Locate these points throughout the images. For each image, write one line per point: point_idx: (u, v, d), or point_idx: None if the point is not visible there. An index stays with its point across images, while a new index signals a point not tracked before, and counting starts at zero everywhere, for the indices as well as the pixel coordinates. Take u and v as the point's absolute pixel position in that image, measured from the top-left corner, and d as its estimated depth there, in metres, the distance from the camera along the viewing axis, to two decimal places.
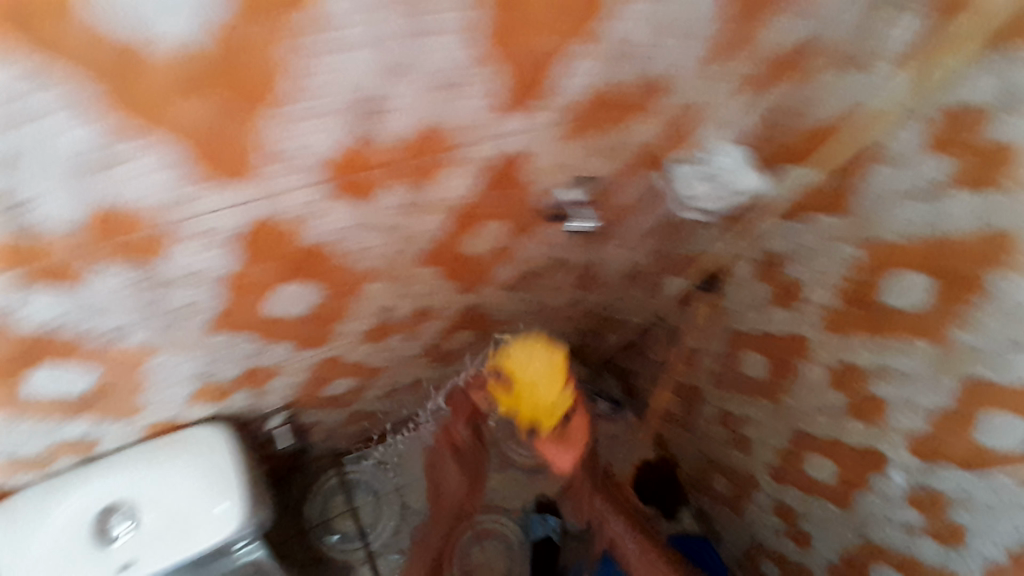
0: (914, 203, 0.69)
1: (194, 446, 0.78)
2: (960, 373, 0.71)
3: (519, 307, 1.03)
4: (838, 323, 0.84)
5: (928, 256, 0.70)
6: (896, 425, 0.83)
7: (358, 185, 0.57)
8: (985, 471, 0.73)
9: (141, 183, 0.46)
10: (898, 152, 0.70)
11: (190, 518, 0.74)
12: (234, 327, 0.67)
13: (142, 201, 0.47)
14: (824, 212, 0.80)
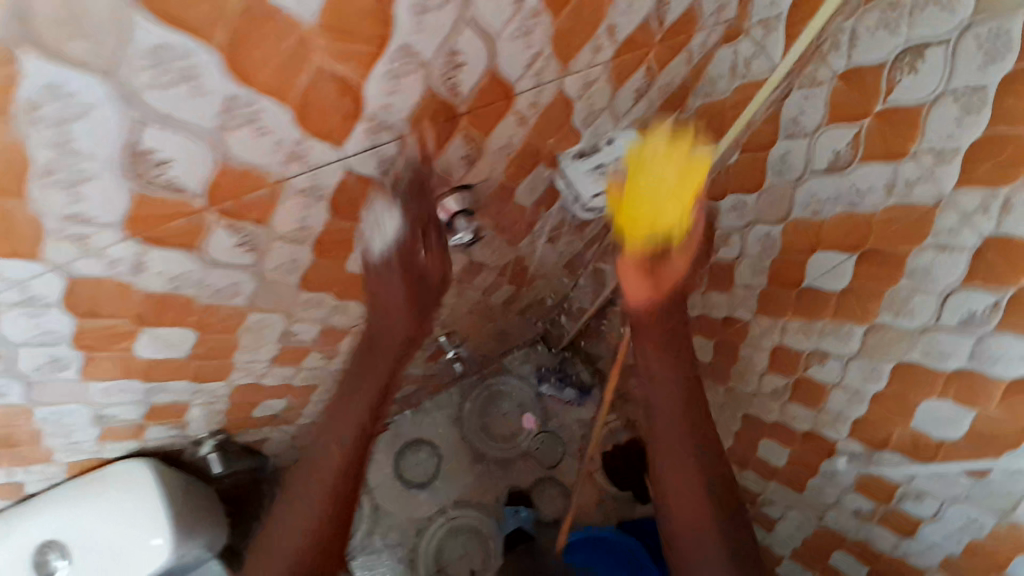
0: (829, 176, 0.65)
1: (121, 478, 0.74)
2: (894, 356, 0.68)
3: (462, 317, 0.99)
4: (771, 305, 0.82)
5: (848, 235, 0.66)
6: (837, 410, 0.80)
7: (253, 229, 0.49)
8: (927, 460, 0.71)
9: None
10: (805, 126, 0.65)
11: (121, 551, 0.74)
12: (133, 392, 0.64)
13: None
14: (749, 194, 0.76)
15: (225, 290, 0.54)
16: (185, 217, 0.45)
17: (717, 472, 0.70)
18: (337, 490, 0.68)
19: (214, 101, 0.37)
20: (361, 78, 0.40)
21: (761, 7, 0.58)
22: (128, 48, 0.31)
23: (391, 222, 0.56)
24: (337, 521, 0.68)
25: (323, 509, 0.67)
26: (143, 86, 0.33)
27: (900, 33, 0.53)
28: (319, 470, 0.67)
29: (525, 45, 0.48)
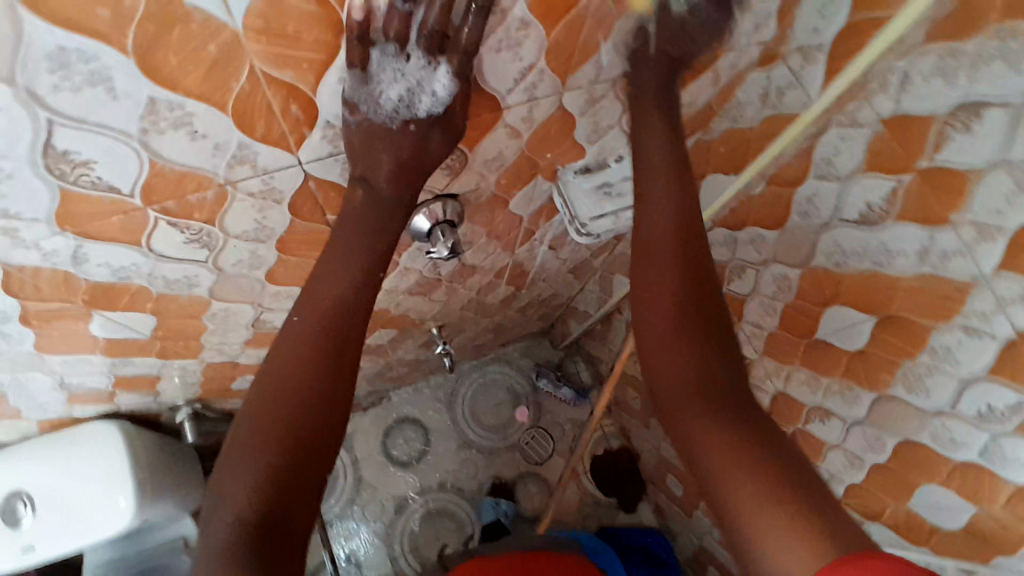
0: (856, 229, 0.58)
1: (95, 436, 0.75)
2: (901, 433, 0.62)
3: (456, 312, 0.96)
4: (775, 349, 0.76)
5: (867, 295, 0.59)
6: (832, 470, 0.74)
7: (208, 228, 0.46)
8: (918, 543, 0.66)
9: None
10: (838, 169, 0.57)
11: (88, 508, 0.74)
12: (102, 365, 0.63)
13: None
14: (767, 228, 0.70)
15: (181, 281, 0.52)
16: (116, 220, 0.41)
17: (732, 403, 0.47)
18: (299, 405, 0.45)
19: (126, 103, 0.33)
20: (309, 83, 0.36)
21: (802, 32, 0.53)
22: (22, 51, 0.27)
23: (439, 90, 0.42)
24: (296, 451, 0.44)
25: (276, 427, 0.44)
26: (48, 89, 0.30)
27: (957, 85, 0.44)
28: (266, 386, 0.46)
29: (512, 57, 0.42)
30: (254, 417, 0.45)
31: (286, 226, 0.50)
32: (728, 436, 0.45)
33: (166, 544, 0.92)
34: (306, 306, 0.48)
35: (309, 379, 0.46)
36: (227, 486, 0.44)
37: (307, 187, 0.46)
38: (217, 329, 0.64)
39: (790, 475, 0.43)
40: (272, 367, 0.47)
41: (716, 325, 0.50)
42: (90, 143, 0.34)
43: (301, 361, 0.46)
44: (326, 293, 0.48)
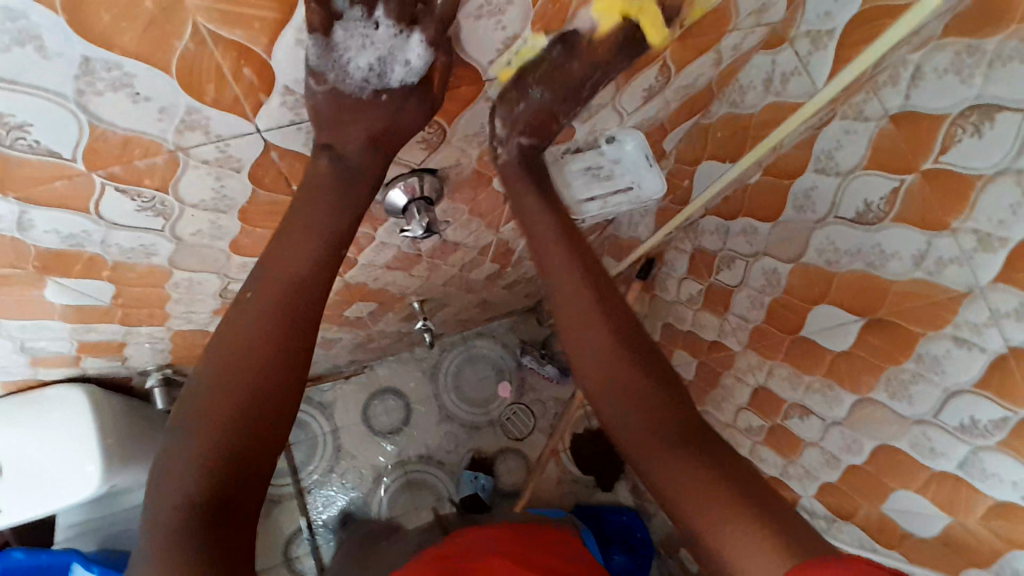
0: (853, 228, 0.56)
1: (63, 402, 0.73)
2: (879, 437, 0.61)
3: (438, 288, 0.93)
4: (760, 343, 0.74)
5: (859, 296, 0.57)
6: (807, 466, 0.74)
7: (163, 196, 0.43)
8: (888, 546, 0.65)
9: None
10: (839, 164, 0.55)
11: (54, 472, 0.73)
12: (60, 330, 0.61)
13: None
14: (761, 220, 0.67)
15: (138, 249, 0.49)
16: (60, 185, 0.38)
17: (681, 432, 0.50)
18: (246, 399, 0.43)
19: (59, 61, 0.29)
20: (263, 45, 0.33)
21: (813, 16, 0.51)
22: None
23: (414, 58, 0.39)
24: (246, 442, 0.43)
25: (219, 423, 0.42)
26: None
27: (972, 84, 0.42)
28: (211, 379, 0.44)
29: (496, 27, 0.38)
30: (200, 411, 0.43)
31: (249, 196, 0.47)
32: (682, 467, 0.47)
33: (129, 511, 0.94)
34: (256, 296, 0.45)
35: (263, 368, 0.44)
36: (164, 480, 0.42)
37: (271, 156, 0.43)
38: (182, 299, 0.61)
39: (743, 495, 0.45)
40: (214, 354, 0.44)
41: (651, 361, 0.54)
42: (22, 104, 0.31)
43: (251, 352, 0.44)
44: (280, 275, 0.45)
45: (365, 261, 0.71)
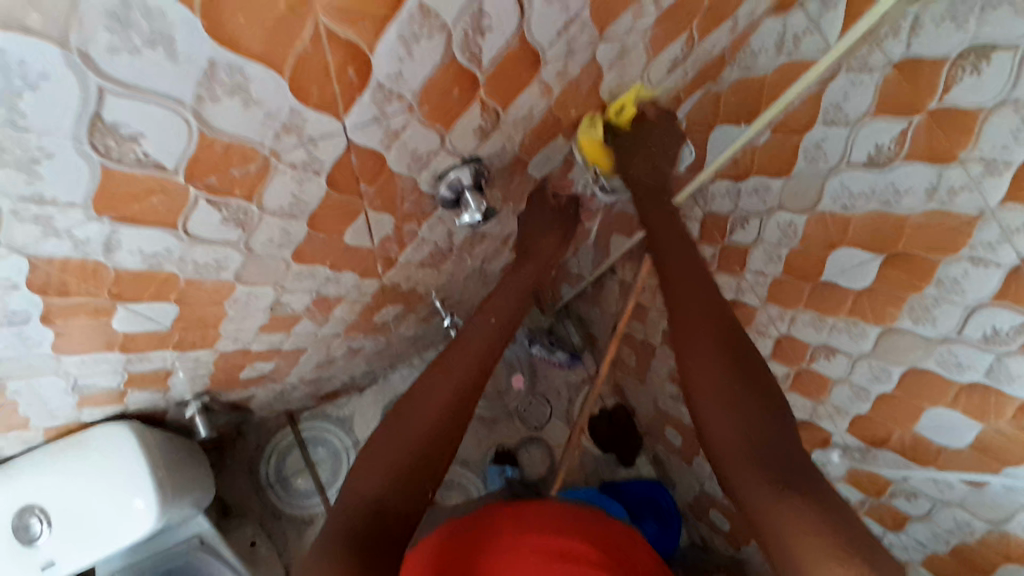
0: (865, 170, 0.60)
1: (105, 439, 0.72)
2: (906, 361, 0.66)
3: (460, 284, 0.96)
4: (781, 294, 0.79)
5: (879, 236, 0.61)
6: (837, 404, 0.79)
7: (246, 203, 0.44)
8: (925, 464, 0.71)
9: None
10: (847, 114, 0.60)
11: (104, 518, 0.73)
12: (109, 367, 0.60)
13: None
14: (770, 175, 0.72)
15: (210, 265, 0.49)
16: (155, 203, 0.38)
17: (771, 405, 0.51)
18: (436, 427, 0.58)
19: (184, 66, 0.30)
20: (369, 43, 0.34)
21: None
22: (79, 8, 0.24)
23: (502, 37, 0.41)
24: (421, 477, 0.55)
25: (413, 439, 0.57)
26: (103, 53, 0.27)
27: (965, 29, 0.48)
28: (406, 412, 0.59)
29: (562, 8, 0.41)
30: (403, 439, 0.56)
31: (319, 198, 0.48)
32: (774, 448, 0.48)
33: (182, 544, 0.95)
34: (452, 357, 0.64)
35: (451, 407, 0.60)
36: (355, 481, 0.53)
37: (348, 155, 0.45)
38: (238, 315, 0.62)
39: (819, 493, 0.45)
40: (414, 392, 0.61)
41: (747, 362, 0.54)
42: (142, 114, 0.31)
43: (449, 392, 0.60)
44: (476, 347, 0.65)
45: (404, 260, 0.72)
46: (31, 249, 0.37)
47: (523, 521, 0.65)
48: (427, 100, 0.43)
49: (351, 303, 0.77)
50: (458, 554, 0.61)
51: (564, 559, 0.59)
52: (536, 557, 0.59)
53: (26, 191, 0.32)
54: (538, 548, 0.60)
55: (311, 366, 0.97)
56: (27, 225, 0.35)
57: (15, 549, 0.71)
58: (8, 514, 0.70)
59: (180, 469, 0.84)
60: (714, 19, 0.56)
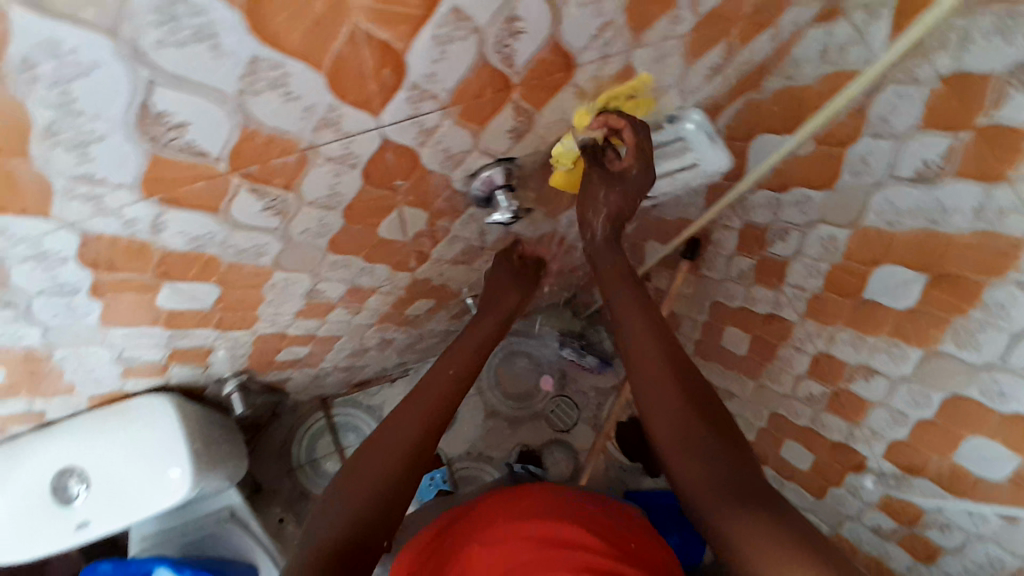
0: (911, 186, 0.58)
1: (150, 408, 0.78)
2: (949, 388, 0.62)
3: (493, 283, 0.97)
4: (819, 311, 0.77)
5: (920, 253, 0.59)
6: (874, 428, 0.76)
7: (285, 191, 0.46)
8: (961, 495, 0.67)
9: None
10: (893, 127, 0.57)
11: (140, 483, 0.77)
12: (153, 341, 0.63)
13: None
14: (812, 187, 0.70)
15: (251, 250, 0.52)
16: (197, 188, 0.41)
17: (729, 439, 0.53)
18: (381, 494, 0.58)
19: (227, 60, 0.32)
20: (404, 44, 0.36)
21: None
22: (131, 4, 0.26)
23: (536, 40, 0.42)
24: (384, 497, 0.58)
25: (380, 480, 0.58)
26: (153, 45, 0.29)
27: (1014, 45, 0.45)
28: (354, 474, 0.59)
29: (596, 11, 0.42)
30: (370, 460, 0.60)
31: (354, 189, 0.50)
32: (725, 474, 0.50)
33: (212, 516, 1.00)
34: (406, 411, 0.64)
35: (397, 471, 0.60)
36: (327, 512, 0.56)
37: (383, 150, 0.46)
38: (275, 299, 0.65)
39: (776, 513, 0.46)
40: (382, 431, 0.63)
41: (704, 399, 0.57)
42: (187, 104, 0.33)
43: (396, 452, 0.60)
44: (433, 385, 0.67)
45: (436, 257, 0.74)
46: (82, 226, 0.40)
47: (529, 510, 0.69)
48: (460, 99, 0.44)
49: (383, 295, 0.79)
50: (455, 550, 0.66)
51: (558, 547, 0.63)
52: (534, 544, 0.63)
53: (80, 172, 0.35)
54: (536, 537, 0.64)
55: (345, 354, 1.00)
56: (80, 204, 0.38)
57: (51, 508, 0.75)
58: (47, 474, 0.75)
59: (216, 443, 0.89)
60: (756, 24, 0.55)
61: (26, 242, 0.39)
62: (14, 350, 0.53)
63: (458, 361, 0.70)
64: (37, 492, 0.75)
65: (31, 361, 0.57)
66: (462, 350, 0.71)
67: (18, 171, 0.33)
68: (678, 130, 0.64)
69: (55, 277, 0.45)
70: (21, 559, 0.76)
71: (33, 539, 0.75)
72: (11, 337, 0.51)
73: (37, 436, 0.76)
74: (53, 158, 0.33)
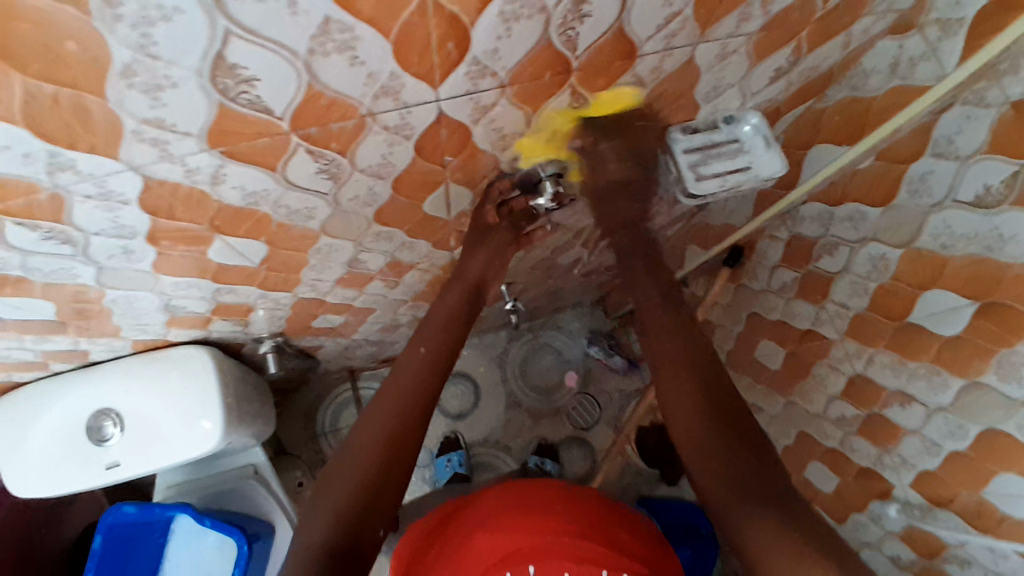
0: (970, 211, 0.55)
1: (186, 360, 0.81)
2: (986, 420, 0.60)
3: (529, 272, 0.97)
4: (860, 331, 0.74)
5: (973, 279, 0.57)
6: (905, 455, 0.72)
7: (338, 156, 0.47)
8: (984, 531, 0.64)
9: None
10: (958, 148, 0.55)
11: (173, 430, 0.81)
12: (198, 293, 0.66)
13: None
14: (867, 203, 0.68)
15: (301, 212, 0.54)
16: (254, 144, 0.42)
17: (742, 438, 0.53)
18: (371, 476, 0.58)
19: (301, 18, 0.33)
20: (471, 18, 0.36)
21: (942, 4, 0.52)
22: None
23: (600, 26, 0.42)
24: (378, 481, 0.59)
25: (368, 464, 0.59)
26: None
27: None
28: (344, 461, 0.60)
29: (665, 0, 0.41)
30: (359, 446, 0.60)
31: (404, 162, 0.51)
32: (744, 482, 0.50)
33: (237, 470, 1.03)
34: (385, 396, 0.63)
35: (383, 452, 0.60)
36: (319, 500, 0.57)
37: (437, 124, 0.47)
38: (318, 264, 0.67)
39: (788, 523, 0.46)
40: (368, 415, 0.62)
41: (722, 398, 0.56)
42: (258, 59, 0.34)
43: (384, 433, 0.60)
44: (410, 362, 0.66)
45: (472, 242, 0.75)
46: (146, 171, 0.42)
47: (534, 499, 0.69)
48: (517, 80, 0.44)
49: (421, 272, 0.81)
50: (458, 539, 0.67)
51: (560, 536, 0.63)
52: (536, 534, 0.64)
53: (148, 117, 0.36)
54: (540, 525, 0.65)
55: (376, 328, 1.02)
56: (147, 148, 0.39)
57: (88, 444, 0.79)
58: (85, 411, 0.79)
59: (247, 401, 0.92)
60: (827, 27, 0.53)
61: (93, 183, 0.41)
62: (69, 286, 0.56)
63: (438, 335, 0.68)
64: (76, 427, 0.79)
65: (84, 300, 0.60)
66: (444, 326, 0.69)
67: (93, 111, 0.35)
68: (735, 130, 0.63)
69: (117, 221, 0.47)
70: (55, 492, 0.80)
71: (64, 473, 0.79)
72: (68, 274, 0.54)
73: (75, 377, 0.79)
74: (124, 101, 0.34)
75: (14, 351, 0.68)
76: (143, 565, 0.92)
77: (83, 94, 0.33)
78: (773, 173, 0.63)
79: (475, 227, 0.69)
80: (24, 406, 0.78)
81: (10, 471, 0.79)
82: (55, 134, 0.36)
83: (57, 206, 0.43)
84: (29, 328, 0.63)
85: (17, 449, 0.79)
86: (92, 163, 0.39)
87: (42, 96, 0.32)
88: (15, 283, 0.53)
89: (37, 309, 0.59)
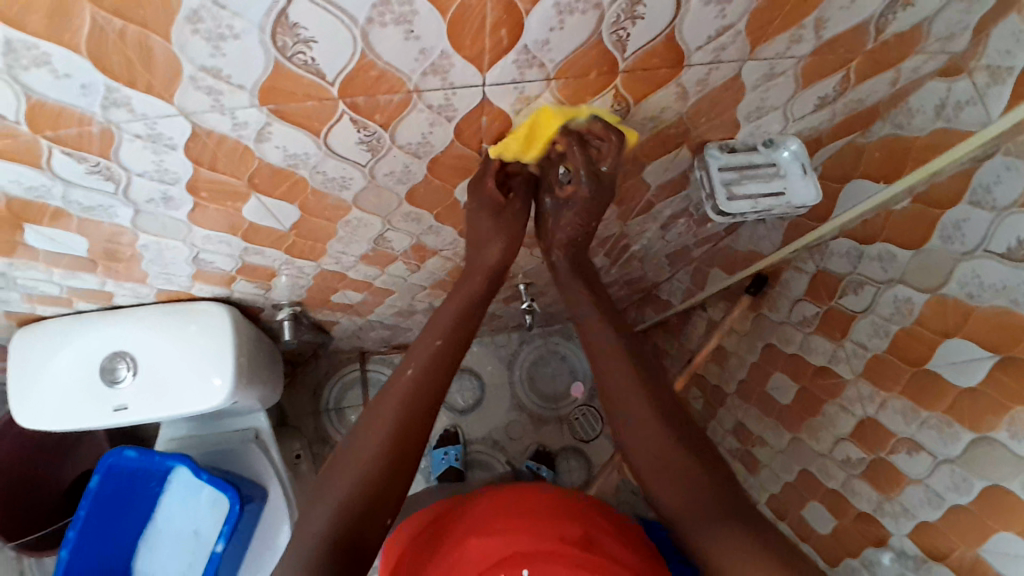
0: (1001, 262, 0.55)
1: (207, 315, 0.83)
2: (994, 477, 0.58)
3: (549, 275, 0.98)
4: (876, 373, 0.73)
5: (999, 331, 0.56)
6: (906, 504, 0.71)
7: (380, 129, 0.48)
8: None
9: (29, 81, 0.37)
10: (996, 198, 0.55)
11: (185, 382, 0.83)
12: (226, 250, 0.68)
13: (44, 99, 0.39)
14: (898, 245, 0.67)
15: (336, 181, 0.55)
16: (304, 106, 0.44)
17: (699, 457, 0.58)
18: (377, 467, 0.58)
19: None
20: (526, 6, 0.37)
21: (994, 51, 0.52)
22: None
23: (652, 30, 0.42)
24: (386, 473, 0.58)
25: (375, 453, 0.58)
26: None
27: None
28: (350, 449, 0.59)
29: (719, 12, 0.42)
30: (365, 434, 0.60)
31: (442, 143, 0.52)
32: (705, 495, 0.55)
33: (239, 433, 1.04)
34: (395, 385, 0.63)
35: (396, 439, 0.60)
36: (325, 489, 0.57)
37: (480, 109, 0.48)
38: (346, 236, 0.68)
39: (759, 535, 0.52)
40: (377, 405, 0.62)
41: (677, 416, 0.62)
42: (317, 21, 0.36)
43: (397, 420, 0.60)
44: (423, 351, 0.66)
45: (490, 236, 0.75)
46: (196, 119, 0.43)
47: (530, 504, 0.70)
48: (563, 75, 0.45)
49: (443, 259, 0.82)
50: (452, 543, 0.67)
51: (552, 542, 0.63)
52: (532, 536, 0.64)
53: (208, 65, 0.38)
54: (532, 532, 0.65)
55: (392, 311, 1.03)
56: (200, 97, 0.41)
57: (98, 385, 0.81)
58: (98, 352, 0.80)
59: (259, 364, 0.94)
60: (876, 61, 0.53)
61: (144, 123, 0.43)
62: (105, 225, 0.58)
63: (451, 328, 0.67)
64: (89, 366, 0.81)
65: (117, 241, 0.62)
66: (460, 322, 0.68)
67: (155, 53, 0.36)
68: (772, 155, 0.63)
69: (160, 166, 0.49)
70: (60, 427, 0.83)
71: (73, 410, 0.81)
72: (106, 212, 0.55)
73: (92, 316, 0.81)
74: (188, 47, 0.36)
75: (45, 283, 0.71)
76: (135, 508, 0.95)
77: (148, 33, 0.35)
78: (805, 204, 0.63)
79: (475, 218, 0.65)
80: (40, 340, 0.80)
81: (21, 400, 0.81)
82: (118, 70, 0.37)
83: (107, 142, 0.45)
84: (62, 262, 0.66)
85: (28, 381, 0.81)
86: (146, 103, 0.41)
87: (111, 30, 0.34)
88: (55, 214, 0.55)
89: (73, 244, 0.62)
